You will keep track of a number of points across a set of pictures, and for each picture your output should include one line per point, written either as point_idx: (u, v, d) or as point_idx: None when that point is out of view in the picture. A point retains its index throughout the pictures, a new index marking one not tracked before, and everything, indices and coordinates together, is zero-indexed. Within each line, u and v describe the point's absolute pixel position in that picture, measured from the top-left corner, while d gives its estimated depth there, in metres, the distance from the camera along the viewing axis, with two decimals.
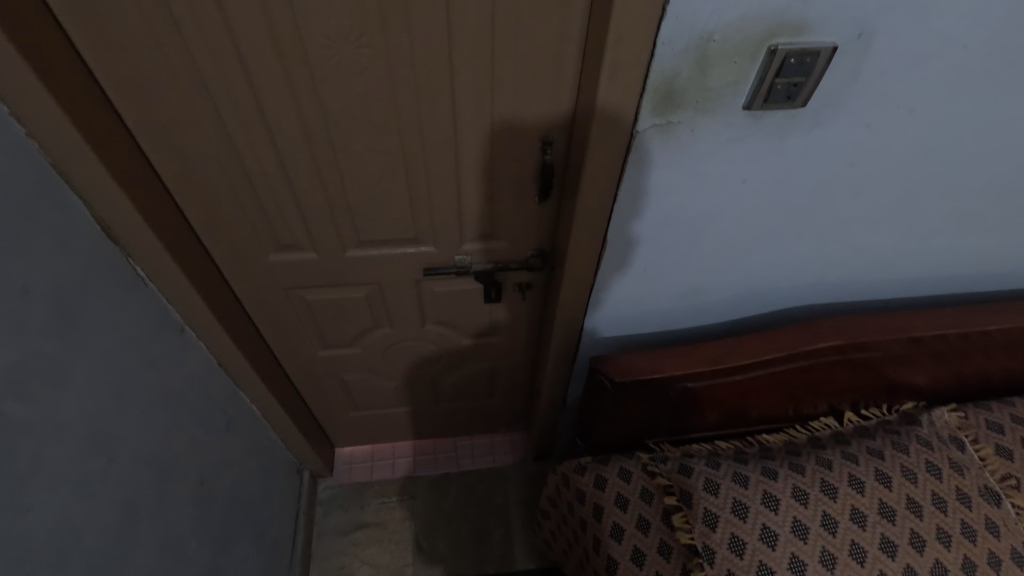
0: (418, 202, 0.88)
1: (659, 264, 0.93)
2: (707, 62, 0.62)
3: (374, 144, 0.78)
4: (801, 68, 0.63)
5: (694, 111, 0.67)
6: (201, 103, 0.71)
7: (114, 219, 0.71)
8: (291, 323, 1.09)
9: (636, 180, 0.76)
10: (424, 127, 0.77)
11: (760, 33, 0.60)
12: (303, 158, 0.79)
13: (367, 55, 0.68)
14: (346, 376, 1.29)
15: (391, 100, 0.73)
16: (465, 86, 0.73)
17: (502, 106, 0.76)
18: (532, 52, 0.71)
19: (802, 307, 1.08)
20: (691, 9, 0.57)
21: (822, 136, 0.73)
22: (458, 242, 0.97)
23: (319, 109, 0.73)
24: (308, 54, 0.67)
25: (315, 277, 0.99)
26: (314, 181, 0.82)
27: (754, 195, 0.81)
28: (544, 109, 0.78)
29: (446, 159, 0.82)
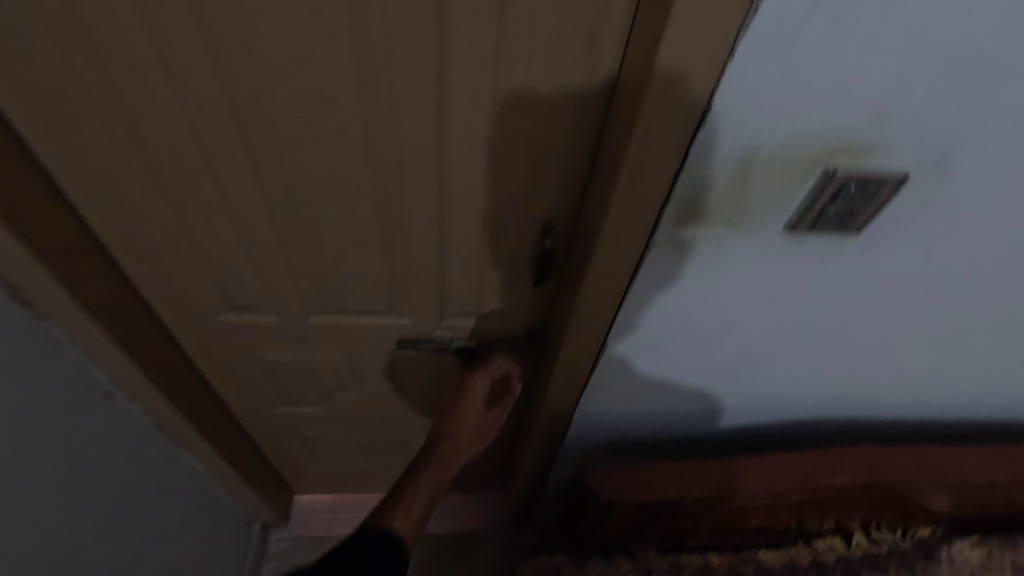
0: (395, 274, 0.77)
1: (665, 368, 0.81)
2: (747, 178, 0.51)
3: (346, 213, 0.67)
4: (860, 196, 0.52)
5: (724, 226, 0.56)
6: (138, 157, 0.59)
7: (21, 284, 0.60)
8: (245, 381, 0.97)
9: (647, 288, 0.65)
10: (405, 201, 0.66)
11: (818, 152, 0.48)
12: (261, 222, 0.67)
13: (339, 122, 0.56)
14: (308, 433, 1.17)
15: (367, 172, 0.62)
16: (456, 162, 0.62)
17: (498, 185, 0.65)
18: (537, 132, 0.60)
19: (820, 419, 0.96)
20: (736, 122, 0.46)
21: (871, 261, 0.62)
22: (438, 317, 0.85)
23: (281, 175, 0.61)
24: (270, 117, 0.56)
25: (274, 339, 0.87)
26: (273, 246, 0.71)
27: (782, 312, 0.70)
28: (546, 194, 0.67)
29: (430, 233, 0.71)
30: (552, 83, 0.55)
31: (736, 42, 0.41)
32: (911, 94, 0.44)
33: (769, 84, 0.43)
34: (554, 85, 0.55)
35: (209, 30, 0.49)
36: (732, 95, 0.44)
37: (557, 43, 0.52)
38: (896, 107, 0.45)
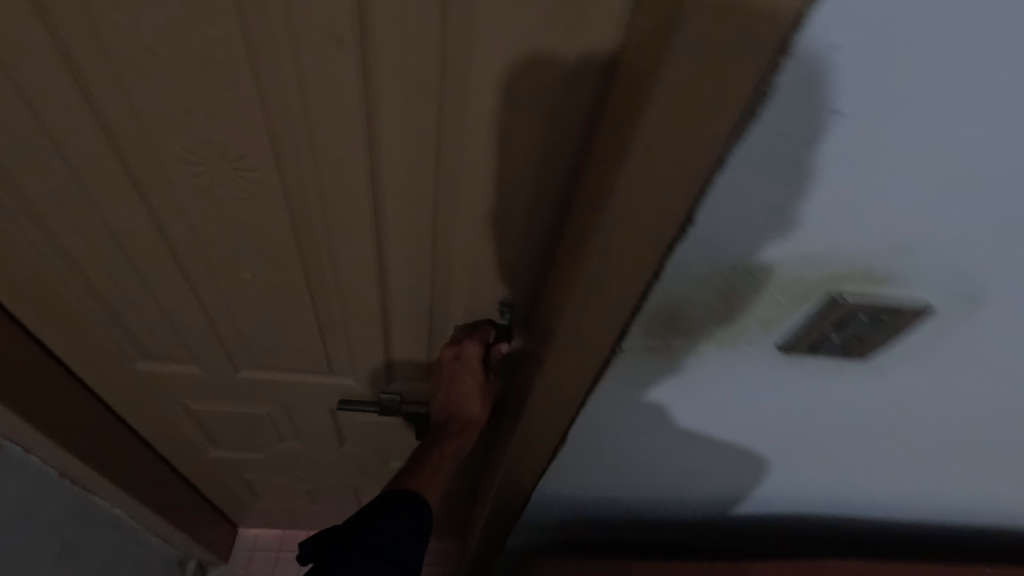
0: (332, 335, 0.68)
1: (634, 462, 0.72)
2: (734, 295, 0.42)
3: (269, 273, 0.58)
4: (872, 325, 0.42)
5: (703, 340, 0.47)
6: (13, 204, 0.50)
7: None
8: (172, 426, 0.87)
9: (612, 391, 0.55)
10: (338, 264, 0.57)
11: (822, 275, 0.39)
12: (171, 277, 0.58)
13: (251, 180, 0.47)
14: (249, 476, 1.07)
15: (290, 233, 0.53)
16: (396, 229, 0.53)
17: (446, 254, 0.56)
18: (490, 206, 0.50)
19: (803, 517, 0.86)
20: (723, 240, 0.37)
21: (875, 385, 0.53)
22: (384, 378, 0.76)
23: (188, 229, 0.52)
24: (168, 169, 0.47)
25: (199, 391, 0.78)
26: (188, 301, 0.61)
27: (769, 424, 0.60)
28: (503, 269, 0.57)
29: (369, 300, 0.62)
30: (505, 155, 0.46)
31: (725, 153, 0.31)
32: (946, 224, 0.35)
33: (764, 202, 0.34)
34: (509, 157, 0.46)
35: (78, 68, 0.39)
36: (720, 210, 0.35)
37: (510, 112, 0.43)
38: (925, 236, 0.36)
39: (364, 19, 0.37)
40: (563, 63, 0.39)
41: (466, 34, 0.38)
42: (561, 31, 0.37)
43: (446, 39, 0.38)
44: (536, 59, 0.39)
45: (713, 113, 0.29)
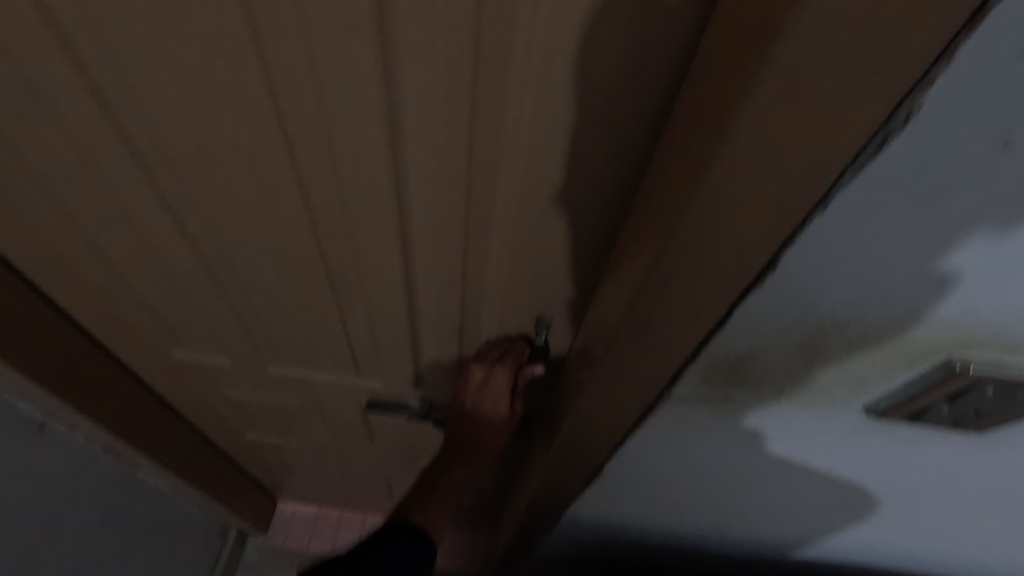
0: (359, 339, 0.65)
1: (677, 500, 0.65)
2: (817, 352, 0.34)
3: (293, 274, 0.55)
4: (998, 401, 0.34)
5: (771, 395, 0.39)
6: (41, 198, 0.49)
7: None
8: (210, 411, 0.88)
9: (657, 431, 0.49)
10: (364, 272, 0.54)
11: (938, 336, 0.31)
12: (195, 273, 0.56)
13: (265, 177, 0.44)
14: (286, 458, 1.09)
15: (311, 235, 0.50)
16: (423, 235, 0.48)
17: (476, 265, 0.51)
18: (529, 219, 0.46)
19: (865, 568, 0.77)
20: (816, 284, 0.29)
21: (985, 454, 0.43)
22: (412, 386, 0.73)
23: (209, 229, 0.50)
24: (187, 168, 0.44)
25: (232, 381, 0.77)
26: (215, 299, 0.60)
27: (841, 482, 0.52)
28: (540, 281, 0.52)
29: (396, 306, 0.58)
30: (549, 166, 0.40)
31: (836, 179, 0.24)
32: None
33: (879, 240, 0.26)
34: (557, 167, 0.40)
35: (90, 63, 0.37)
36: (812, 254, 0.28)
37: (554, 118, 0.37)
38: None
39: (384, 5, 0.31)
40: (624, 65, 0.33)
41: (506, 27, 0.32)
42: (618, 27, 0.31)
43: (482, 38, 0.32)
44: (588, 58, 0.33)
45: (815, 144, 0.22)
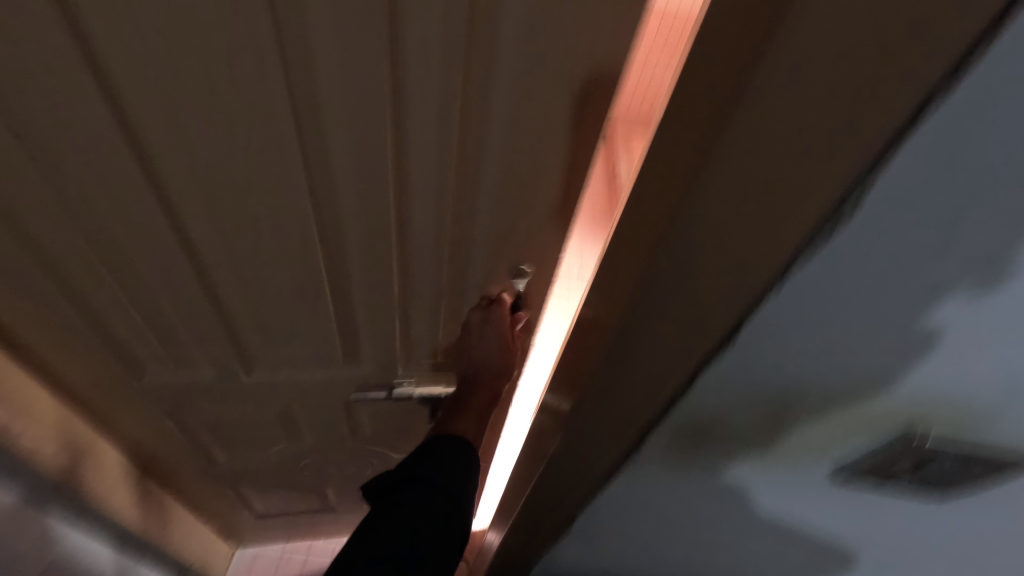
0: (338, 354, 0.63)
1: (647, 556, 0.64)
2: (782, 420, 0.35)
3: (270, 295, 0.52)
4: (953, 468, 0.35)
5: (739, 458, 0.40)
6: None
7: None
8: (168, 468, 0.82)
9: (626, 488, 0.49)
10: (340, 273, 0.52)
11: (895, 408, 0.32)
12: (165, 310, 0.53)
13: (254, 197, 0.43)
14: (250, 514, 1.02)
15: (296, 253, 0.48)
16: (418, 237, 0.49)
17: (468, 258, 0.53)
18: (510, 202, 0.47)
19: None
20: (777, 358, 0.30)
21: (949, 518, 0.43)
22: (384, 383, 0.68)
23: (184, 260, 0.47)
24: (152, 169, 0.40)
25: (198, 429, 0.73)
26: (165, 327, 0.55)
27: (812, 543, 0.52)
28: (523, 263, 0.55)
29: (384, 316, 0.58)
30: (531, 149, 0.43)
31: (816, 238, 0.24)
32: None
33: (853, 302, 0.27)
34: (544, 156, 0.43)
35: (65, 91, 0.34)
36: (772, 331, 0.29)
37: (540, 109, 0.40)
38: None
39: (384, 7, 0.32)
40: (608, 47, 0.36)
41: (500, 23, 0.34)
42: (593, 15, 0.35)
43: (481, 29, 0.34)
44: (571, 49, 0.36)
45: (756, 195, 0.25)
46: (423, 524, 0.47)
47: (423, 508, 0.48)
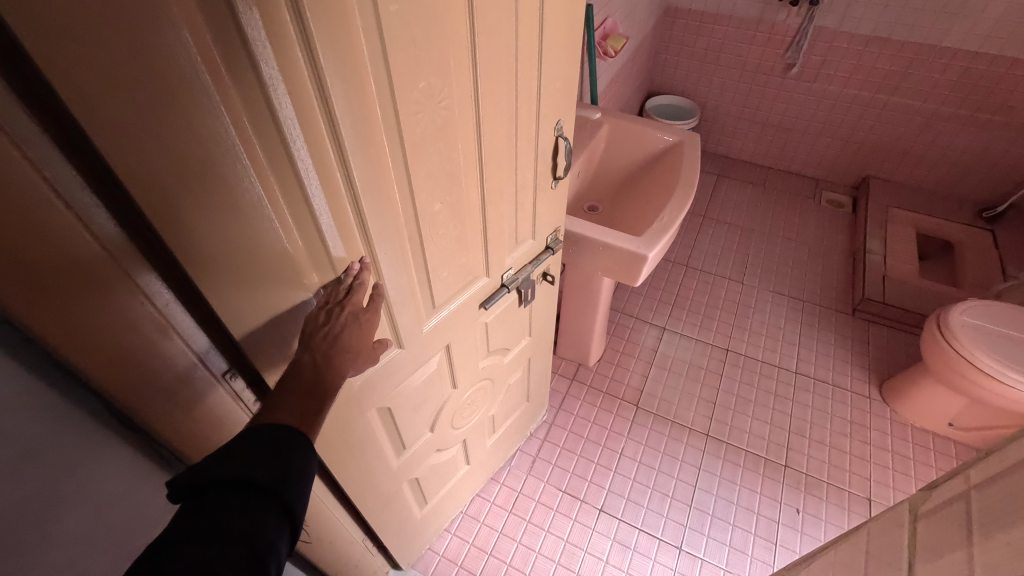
0: (480, 220, 0.93)
1: None
2: None
3: (451, 194, 0.82)
4: None
5: None
6: (343, 196, 0.66)
7: (254, 313, 0.66)
8: (387, 413, 1.05)
9: None
10: (481, 157, 0.83)
11: None
12: (410, 224, 0.78)
13: (449, 96, 0.70)
14: (430, 432, 1.24)
15: (473, 130, 0.78)
16: (519, 91, 0.82)
17: (534, 94, 0.87)
18: (541, 61, 0.84)
19: None
20: None
21: None
22: (503, 250, 1.05)
23: (428, 167, 0.74)
24: (415, 91, 0.65)
25: (408, 363, 0.99)
26: (411, 243, 0.81)
27: None
28: (550, 84, 0.89)
29: (502, 166, 0.89)
30: (551, 30, 0.81)
31: None
32: None
33: None
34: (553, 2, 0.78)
35: (397, 63, 0.61)
36: None
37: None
38: None
39: None
40: (572, 30, 0.86)
41: None
42: None
43: None
44: None
45: None
46: (250, 529, 0.51)
47: (255, 513, 0.52)
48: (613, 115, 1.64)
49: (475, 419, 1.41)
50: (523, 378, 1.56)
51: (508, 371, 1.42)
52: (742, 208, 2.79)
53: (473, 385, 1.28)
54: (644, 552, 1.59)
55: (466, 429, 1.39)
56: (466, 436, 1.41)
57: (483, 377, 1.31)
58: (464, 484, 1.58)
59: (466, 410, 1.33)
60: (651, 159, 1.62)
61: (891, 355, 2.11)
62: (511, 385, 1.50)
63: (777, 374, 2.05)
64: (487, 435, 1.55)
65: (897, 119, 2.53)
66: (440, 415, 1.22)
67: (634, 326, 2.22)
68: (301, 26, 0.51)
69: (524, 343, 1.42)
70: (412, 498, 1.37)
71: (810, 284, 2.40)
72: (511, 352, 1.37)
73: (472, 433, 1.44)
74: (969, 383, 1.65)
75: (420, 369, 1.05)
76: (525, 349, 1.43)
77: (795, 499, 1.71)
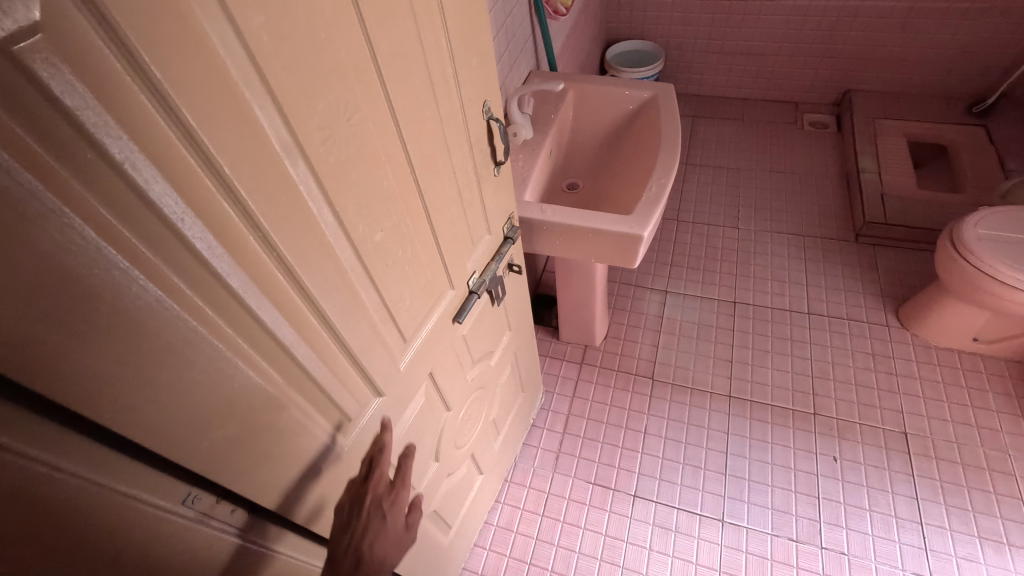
0: (432, 235, 0.80)
1: None
2: None
3: (390, 219, 0.69)
4: None
5: None
6: (266, 262, 0.52)
7: (216, 435, 0.53)
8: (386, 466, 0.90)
9: None
10: (413, 167, 0.70)
11: None
12: (355, 267, 0.65)
13: (356, 108, 0.57)
14: (436, 462, 1.12)
15: (398, 140, 0.65)
16: (436, 81, 0.70)
17: (452, 79, 0.74)
18: (450, 39, 0.70)
19: None
20: None
21: None
22: (465, 258, 0.93)
23: (356, 197, 0.61)
24: (312, 116, 0.52)
25: (394, 411, 0.85)
26: (364, 283, 0.68)
27: None
28: (467, 63, 0.76)
29: (440, 168, 0.77)
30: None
31: None
32: None
33: None
34: None
35: (281, 88, 0.48)
36: None
37: None
38: None
39: None
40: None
41: None
42: None
43: None
44: None
45: None
46: None
47: None
48: (576, 80, 1.49)
49: (477, 431, 1.29)
50: (515, 373, 1.44)
51: (498, 372, 1.31)
52: (725, 147, 2.65)
53: (467, 401, 1.17)
54: (686, 531, 1.54)
55: (471, 445, 1.28)
56: (474, 451, 1.31)
57: (477, 388, 1.19)
58: (483, 495, 1.49)
59: (466, 427, 1.22)
60: (624, 121, 1.48)
61: (901, 276, 2.03)
62: (505, 384, 1.39)
63: (790, 319, 1.97)
64: (493, 438, 1.45)
65: (871, 24, 2.38)
66: (441, 444, 1.11)
67: (635, 295, 2.12)
68: (140, 70, 0.37)
69: (507, 340, 1.29)
70: (436, 529, 1.27)
71: (808, 216, 2.30)
72: (496, 354, 1.25)
73: (478, 445, 1.34)
74: (989, 295, 1.58)
75: (408, 408, 0.91)
76: (508, 345, 1.31)
77: (830, 447, 1.65)
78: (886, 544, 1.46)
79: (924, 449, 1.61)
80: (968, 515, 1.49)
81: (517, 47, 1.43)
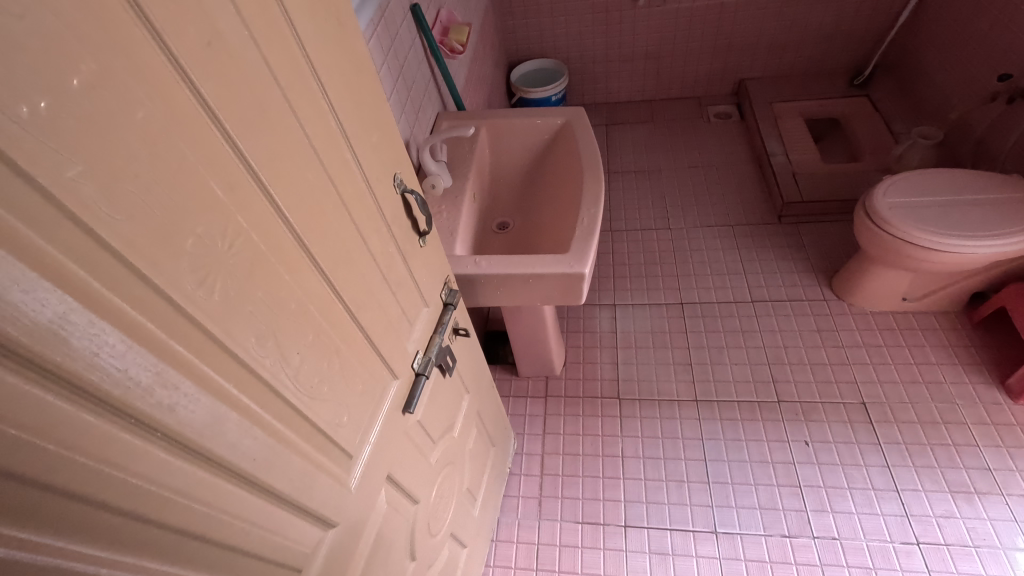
0: (361, 334, 0.71)
1: None
2: None
3: (306, 337, 0.59)
4: None
5: None
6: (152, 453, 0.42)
7: None
8: None
9: None
10: (324, 272, 0.62)
11: None
12: (273, 406, 0.55)
13: (239, 234, 0.48)
14: (412, 561, 1.01)
15: (298, 252, 0.57)
16: (333, 174, 0.61)
17: (352, 165, 0.66)
18: (342, 124, 0.63)
19: None
20: None
21: None
22: (403, 343, 0.84)
23: (256, 331, 0.52)
24: (180, 261, 0.42)
25: (352, 535, 0.75)
26: (288, 420, 0.58)
27: None
28: (366, 142, 0.68)
29: (356, 263, 0.68)
30: (333, 81, 0.60)
31: None
32: None
33: None
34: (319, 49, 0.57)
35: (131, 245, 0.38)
36: None
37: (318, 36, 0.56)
38: None
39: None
40: (362, 71, 0.66)
41: None
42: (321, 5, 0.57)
43: None
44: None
45: None
46: None
47: None
48: (487, 117, 1.44)
49: (452, 508, 1.20)
50: (482, 432, 1.36)
51: (463, 440, 1.22)
52: (642, 151, 2.70)
53: (435, 483, 1.07)
54: (684, 551, 1.49)
55: (448, 524, 1.18)
56: (452, 530, 1.21)
57: (443, 467, 1.10)
58: (471, 567, 1.39)
59: (439, 510, 1.12)
60: (543, 151, 1.45)
61: (826, 249, 2.12)
62: (473, 448, 1.30)
63: (737, 311, 2.00)
64: (471, 506, 1.35)
65: (751, 17, 2.51)
66: (415, 540, 1.00)
67: (585, 315, 2.09)
68: None
69: (466, 404, 1.21)
70: None
71: (732, 205, 2.37)
72: (457, 423, 1.16)
73: (456, 521, 1.24)
74: (911, 259, 1.66)
75: (370, 522, 0.81)
76: (469, 409, 1.22)
77: (800, 432, 1.67)
78: (872, 519, 1.48)
79: (884, 416, 1.66)
80: (936, 471, 1.54)
81: (419, 94, 1.36)
